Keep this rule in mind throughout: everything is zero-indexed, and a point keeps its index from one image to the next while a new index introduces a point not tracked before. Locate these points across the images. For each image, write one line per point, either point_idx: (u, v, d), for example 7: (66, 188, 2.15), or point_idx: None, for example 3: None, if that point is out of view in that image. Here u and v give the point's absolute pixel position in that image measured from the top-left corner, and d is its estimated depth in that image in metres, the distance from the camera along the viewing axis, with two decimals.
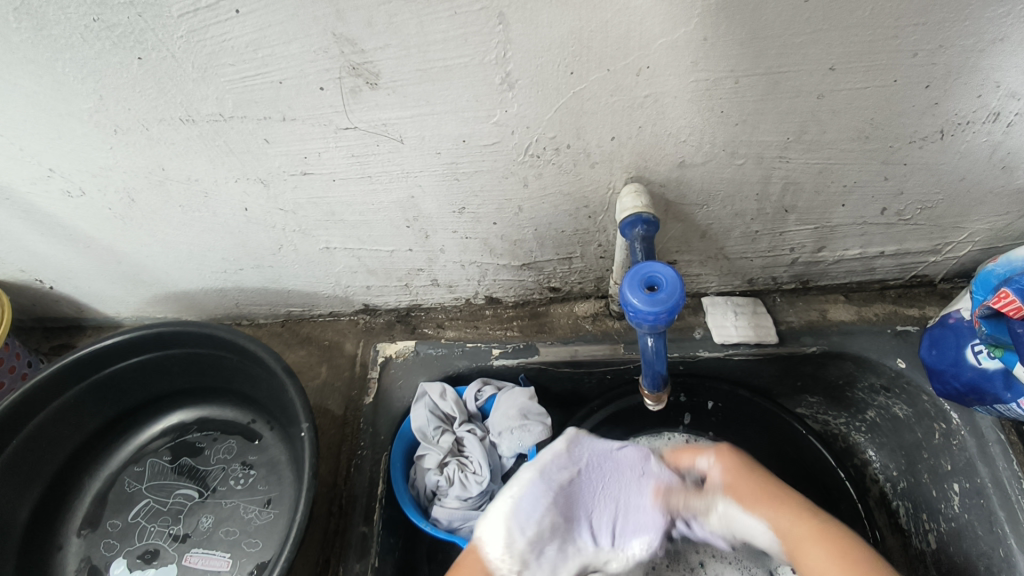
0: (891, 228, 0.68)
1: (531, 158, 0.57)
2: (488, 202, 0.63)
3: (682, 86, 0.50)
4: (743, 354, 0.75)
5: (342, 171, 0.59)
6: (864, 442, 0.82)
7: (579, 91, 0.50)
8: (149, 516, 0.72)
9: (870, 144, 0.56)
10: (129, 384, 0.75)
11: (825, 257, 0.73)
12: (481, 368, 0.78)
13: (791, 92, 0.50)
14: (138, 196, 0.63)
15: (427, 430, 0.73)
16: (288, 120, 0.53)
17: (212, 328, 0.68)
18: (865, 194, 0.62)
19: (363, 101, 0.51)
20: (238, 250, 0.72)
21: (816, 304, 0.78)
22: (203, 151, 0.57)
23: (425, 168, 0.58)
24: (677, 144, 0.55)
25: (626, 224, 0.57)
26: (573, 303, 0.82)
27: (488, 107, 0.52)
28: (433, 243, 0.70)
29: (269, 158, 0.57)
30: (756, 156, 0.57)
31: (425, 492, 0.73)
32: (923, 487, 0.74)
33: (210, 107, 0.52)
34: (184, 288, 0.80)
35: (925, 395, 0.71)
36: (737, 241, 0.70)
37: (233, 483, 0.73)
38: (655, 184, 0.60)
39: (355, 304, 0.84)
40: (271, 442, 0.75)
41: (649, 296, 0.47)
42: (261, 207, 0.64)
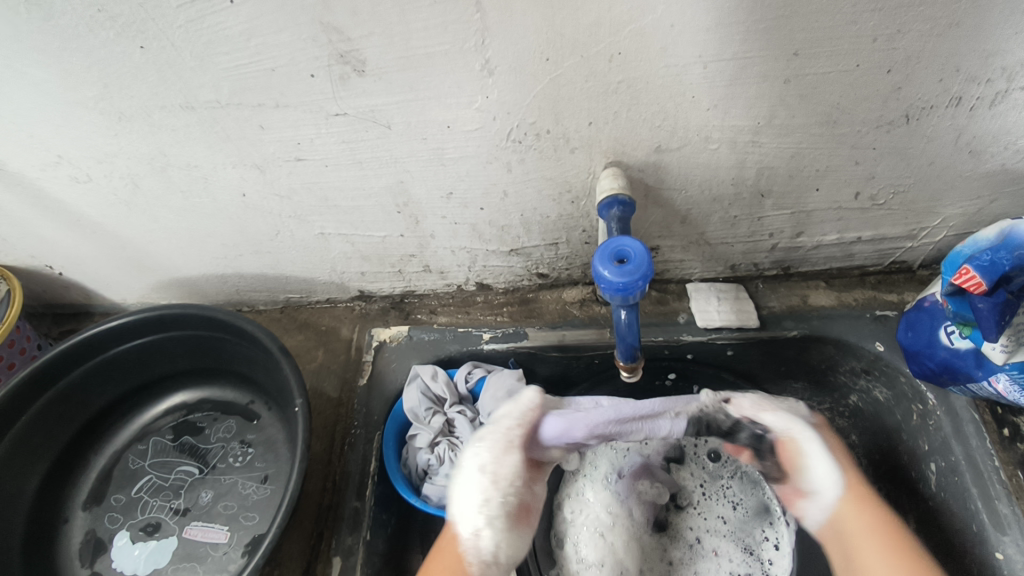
0: (866, 213, 0.69)
1: (513, 144, 0.60)
2: (475, 187, 0.65)
3: (653, 72, 0.52)
4: (725, 338, 0.77)
5: (334, 156, 0.62)
6: (847, 428, 0.83)
7: (555, 78, 0.53)
8: (152, 491, 0.75)
9: (838, 129, 0.58)
10: (133, 365, 0.78)
11: (804, 242, 0.74)
12: (471, 352, 0.81)
13: (758, 76, 0.53)
14: (141, 181, 0.66)
15: (417, 410, 0.77)
16: (281, 107, 0.56)
17: (212, 310, 0.71)
18: (838, 178, 0.64)
19: (352, 88, 0.54)
20: (237, 236, 0.74)
21: (798, 289, 0.80)
22: (202, 137, 0.60)
23: (412, 153, 0.61)
24: (653, 129, 0.58)
25: (604, 206, 0.59)
26: (561, 289, 0.84)
27: (470, 93, 0.54)
28: (424, 228, 0.72)
29: (265, 144, 0.60)
30: (729, 141, 0.59)
31: (416, 471, 0.76)
32: (902, 469, 0.76)
33: (207, 94, 0.55)
34: (187, 274, 0.83)
35: (903, 376, 0.73)
36: (717, 226, 0.71)
37: (231, 460, 0.76)
38: (633, 169, 0.63)
39: (351, 291, 0.86)
40: (269, 422, 0.78)
41: (618, 268, 0.48)
42: (258, 193, 0.67)
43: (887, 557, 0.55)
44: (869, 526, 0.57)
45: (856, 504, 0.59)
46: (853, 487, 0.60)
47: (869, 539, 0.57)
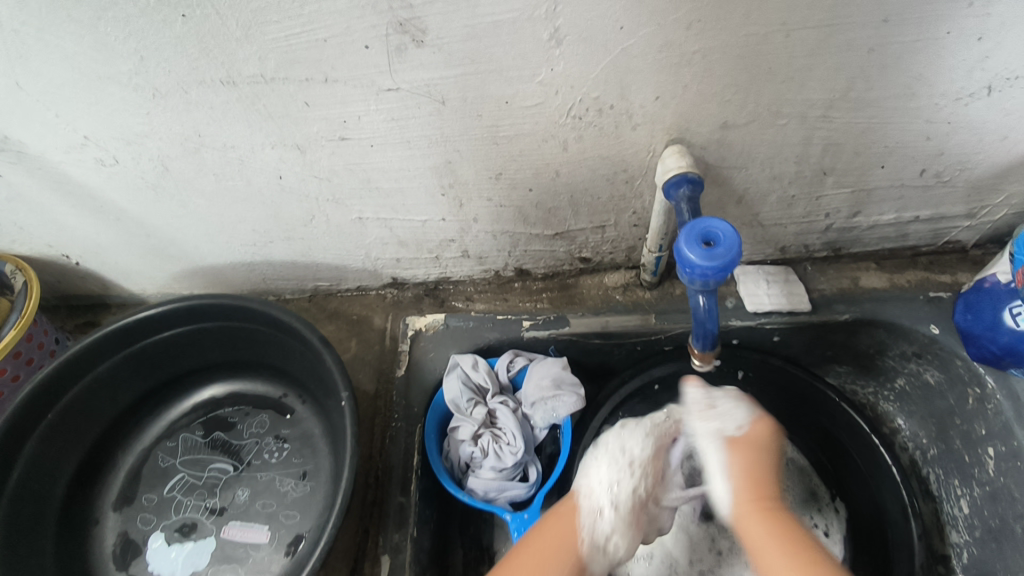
0: (928, 191, 0.67)
1: (573, 120, 0.56)
2: (526, 167, 0.62)
3: (731, 41, 0.49)
4: (775, 323, 0.75)
5: (380, 135, 0.58)
6: (893, 411, 0.83)
7: (626, 48, 0.50)
8: (185, 490, 0.71)
9: (915, 102, 0.55)
10: (160, 359, 0.74)
11: (860, 223, 0.72)
12: (512, 341, 0.78)
13: (841, 46, 0.50)
14: (172, 164, 0.62)
15: (460, 401, 0.74)
16: (330, 81, 0.52)
17: (246, 300, 0.68)
18: (905, 155, 0.62)
19: (408, 60, 0.50)
20: (269, 222, 0.71)
21: (848, 272, 0.78)
22: (241, 116, 0.56)
23: (464, 131, 0.58)
24: (722, 104, 0.55)
25: (671, 185, 0.56)
26: (603, 274, 0.81)
27: (534, 65, 0.51)
28: (467, 212, 0.69)
29: (308, 123, 0.57)
30: (800, 115, 0.56)
31: (459, 464, 0.73)
32: (954, 453, 0.75)
33: (252, 68, 0.51)
34: (212, 263, 0.79)
35: (958, 360, 0.72)
36: (773, 207, 0.69)
37: (267, 456, 0.73)
38: (696, 147, 0.60)
39: (384, 278, 0.82)
40: (304, 416, 0.75)
41: (706, 251, 0.45)
42: (296, 175, 0.63)
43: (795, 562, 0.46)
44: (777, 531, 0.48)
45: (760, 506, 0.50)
46: (754, 493, 0.51)
47: (771, 546, 0.48)
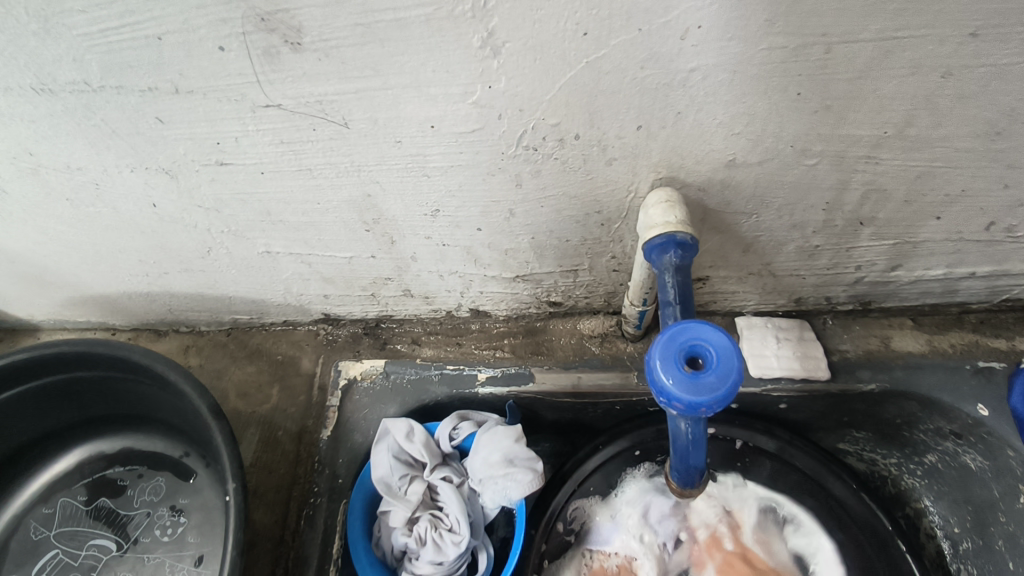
0: (992, 246, 0.52)
1: (525, 151, 0.42)
2: (469, 204, 0.48)
3: (747, 57, 0.34)
4: (784, 391, 0.60)
5: (271, 161, 0.44)
6: (918, 489, 0.69)
7: (594, 61, 0.35)
8: (56, 572, 0.59)
9: (997, 143, 0.40)
10: (31, 410, 0.61)
11: (898, 277, 0.57)
12: (462, 397, 0.65)
13: (905, 67, 0.34)
14: (10, 185, 0.48)
15: (391, 480, 0.60)
16: (183, 93, 0.38)
17: (123, 350, 0.54)
18: (971, 205, 0.46)
19: (284, 68, 0.36)
20: (157, 252, 0.57)
21: (877, 329, 0.63)
22: (77, 132, 0.42)
23: (381, 160, 0.43)
24: (729, 137, 0.40)
25: (653, 247, 0.41)
26: (577, 318, 0.67)
27: (464, 80, 0.36)
28: (402, 250, 0.55)
29: (170, 143, 0.42)
30: (835, 155, 0.41)
31: (393, 556, 0.58)
32: (995, 553, 0.63)
33: (68, 73, 0.36)
34: (103, 292, 0.65)
35: (1010, 450, 0.57)
36: (790, 257, 0.54)
37: (158, 533, 0.60)
38: (692, 188, 0.45)
39: (313, 313, 0.68)
40: (206, 483, 0.62)
41: (691, 377, 0.31)
42: (173, 203, 0.49)
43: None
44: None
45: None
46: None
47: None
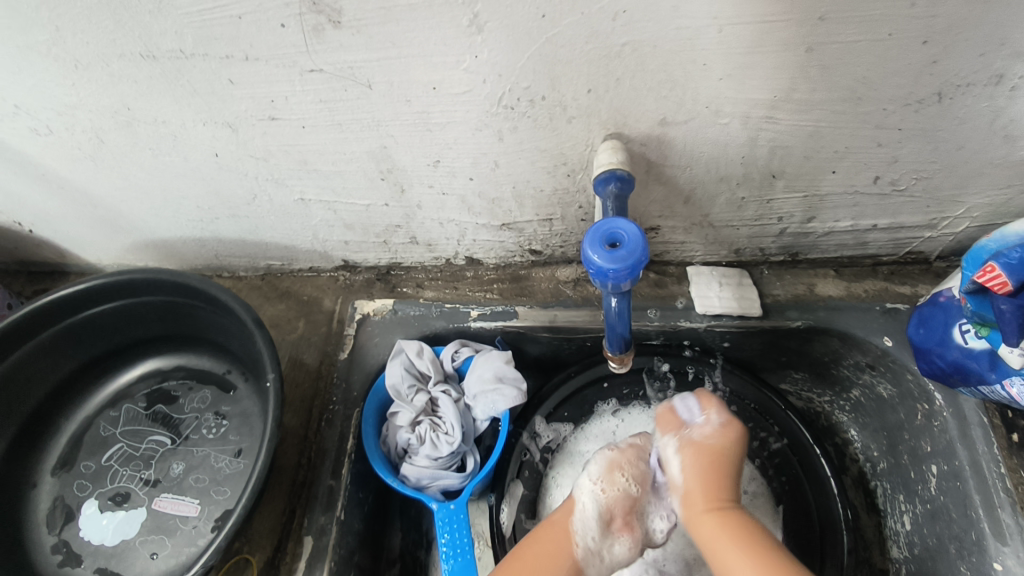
0: (884, 199, 0.65)
1: (505, 110, 0.55)
2: (463, 155, 0.61)
3: (661, 34, 0.47)
4: (725, 326, 0.73)
5: (311, 117, 0.57)
6: (847, 422, 0.81)
7: (551, 38, 0.48)
8: (122, 460, 0.73)
9: (861, 106, 0.53)
10: (105, 328, 0.75)
11: (815, 228, 0.70)
12: (458, 330, 0.77)
13: (777, 44, 0.47)
14: (106, 136, 0.62)
15: (400, 388, 0.73)
16: (251, 59, 0.51)
17: (184, 276, 0.68)
18: (857, 160, 0.59)
19: (327, 41, 0.49)
20: (213, 198, 0.70)
21: (804, 278, 0.75)
22: (167, 91, 0.55)
23: (396, 116, 0.56)
24: (658, 100, 0.53)
25: (600, 180, 0.55)
26: (555, 267, 0.80)
27: (458, 52, 0.49)
28: (410, 198, 0.68)
29: (236, 101, 0.56)
30: (741, 115, 0.54)
31: (396, 449, 0.73)
32: (902, 468, 0.73)
33: (169, 43, 0.50)
34: (162, 237, 0.79)
35: (909, 374, 0.69)
36: (723, 208, 0.67)
37: (205, 432, 0.74)
38: (635, 142, 0.58)
39: (335, 260, 0.82)
40: (245, 394, 0.76)
41: (610, 253, 0.44)
42: (231, 153, 0.63)
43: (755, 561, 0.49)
44: (729, 530, 0.52)
45: (711, 507, 0.54)
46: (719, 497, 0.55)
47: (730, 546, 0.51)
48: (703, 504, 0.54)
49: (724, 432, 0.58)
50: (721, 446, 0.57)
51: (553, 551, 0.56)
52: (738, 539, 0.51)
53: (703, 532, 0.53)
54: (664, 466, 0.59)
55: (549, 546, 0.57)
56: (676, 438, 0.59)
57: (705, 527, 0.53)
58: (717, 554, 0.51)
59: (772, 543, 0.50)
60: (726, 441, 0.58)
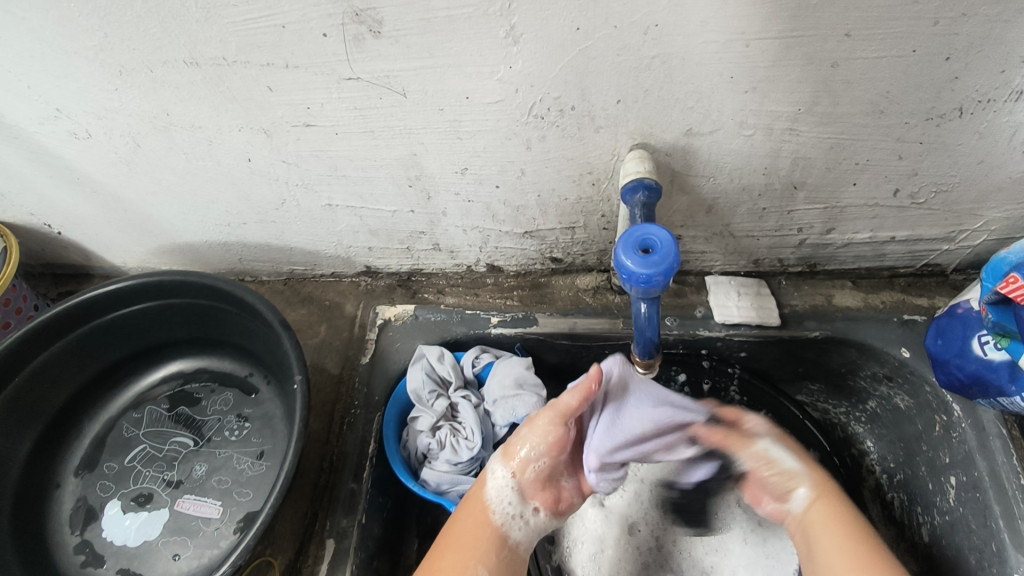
0: (903, 212, 0.66)
1: (535, 119, 0.56)
2: (491, 163, 0.62)
3: (691, 48, 0.48)
4: (744, 335, 0.74)
5: (345, 124, 0.58)
6: (863, 432, 0.82)
7: (584, 50, 0.49)
8: (145, 461, 0.74)
9: (884, 120, 0.54)
10: (131, 330, 0.76)
11: (834, 239, 0.71)
12: (479, 336, 0.78)
13: (804, 59, 0.49)
14: (143, 141, 0.63)
15: (422, 392, 0.74)
16: (291, 67, 0.52)
17: (212, 279, 0.69)
18: (877, 173, 0.60)
19: (366, 50, 0.50)
20: (242, 203, 0.72)
21: (822, 288, 0.76)
22: (205, 97, 0.57)
23: (427, 124, 0.58)
24: (685, 111, 0.54)
25: (628, 189, 0.56)
26: (575, 275, 0.81)
27: (492, 62, 0.51)
28: (435, 205, 0.69)
29: (272, 107, 0.57)
30: (765, 127, 0.56)
31: (416, 454, 0.73)
32: (920, 480, 0.73)
33: (213, 50, 0.52)
34: (189, 240, 0.80)
35: (928, 386, 0.69)
36: (744, 218, 0.68)
37: (227, 434, 0.74)
38: (661, 153, 0.59)
39: (357, 266, 0.84)
40: (267, 397, 0.76)
41: (642, 258, 0.45)
42: (264, 158, 0.64)
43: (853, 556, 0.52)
44: (843, 524, 0.55)
45: (806, 511, 0.57)
46: (819, 496, 0.58)
47: (847, 540, 0.53)
48: (829, 497, 0.57)
49: (799, 447, 0.63)
50: (804, 452, 0.62)
51: (475, 528, 0.55)
52: (852, 535, 0.53)
53: (827, 536, 0.54)
54: (784, 495, 0.59)
55: (472, 524, 0.56)
56: (747, 450, 0.62)
57: (821, 526, 0.55)
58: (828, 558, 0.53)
59: (873, 537, 0.53)
60: (807, 454, 0.62)
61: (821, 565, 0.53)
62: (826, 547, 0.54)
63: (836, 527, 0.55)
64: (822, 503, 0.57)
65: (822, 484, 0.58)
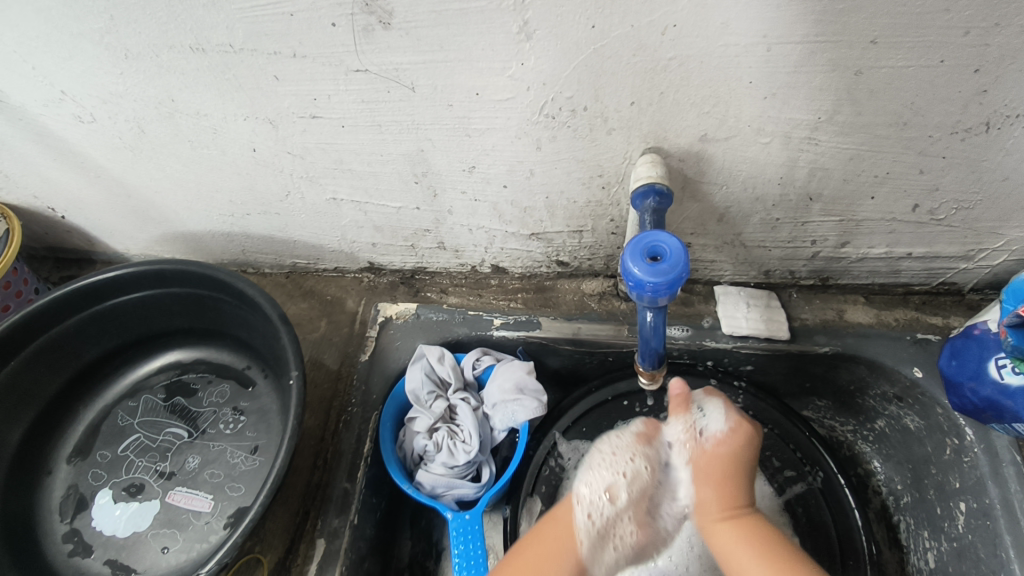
0: (921, 227, 0.64)
1: (545, 119, 0.55)
2: (499, 163, 0.61)
3: (709, 51, 0.47)
4: (751, 348, 0.72)
5: (352, 116, 0.57)
6: (870, 452, 0.79)
7: (599, 49, 0.48)
8: (138, 451, 0.73)
9: (906, 132, 0.52)
10: (130, 318, 0.76)
11: (848, 253, 0.69)
12: (480, 337, 0.77)
13: (826, 66, 0.47)
14: (148, 127, 0.62)
15: (420, 393, 0.72)
16: (298, 56, 0.51)
17: (212, 270, 0.68)
18: (897, 186, 0.59)
19: (376, 42, 0.49)
20: (246, 194, 0.71)
21: (834, 303, 0.74)
22: (211, 84, 0.56)
23: (435, 120, 0.57)
24: (700, 115, 0.53)
25: (638, 194, 0.55)
26: (581, 280, 0.79)
27: (504, 58, 0.49)
28: (441, 203, 0.68)
29: (279, 97, 0.56)
30: (783, 135, 0.54)
31: (412, 456, 0.72)
32: (928, 503, 0.71)
33: (220, 37, 0.50)
34: (192, 229, 0.79)
35: (939, 408, 0.67)
36: (756, 228, 0.66)
37: (222, 427, 0.73)
38: (673, 157, 0.58)
39: (360, 261, 0.83)
40: (264, 390, 0.75)
41: (651, 266, 0.44)
42: (269, 149, 0.63)
43: (766, 559, 0.48)
44: (748, 535, 0.50)
45: (725, 516, 0.52)
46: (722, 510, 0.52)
47: (749, 555, 0.49)
48: (719, 509, 0.52)
49: (735, 434, 0.55)
50: (743, 435, 0.55)
51: (553, 553, 0.51)
52: (753, 542, 0.50)
53: (719, 541, 0.51)
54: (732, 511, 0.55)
55: (553, 547, 0.52)
56: (679, 447, 0.56)
57: (722, 536, 0.51)
58: (730, 557, 0.50)
59: (796, 553, 0.49)
60: (738, 444, 0.54)
61: (723, 566, 0.51)
62: (728, 558, 0.50)
63: (737, 536, 0.50)
64: (749, 518, 0.52)
65: (715, 479, 0.53)
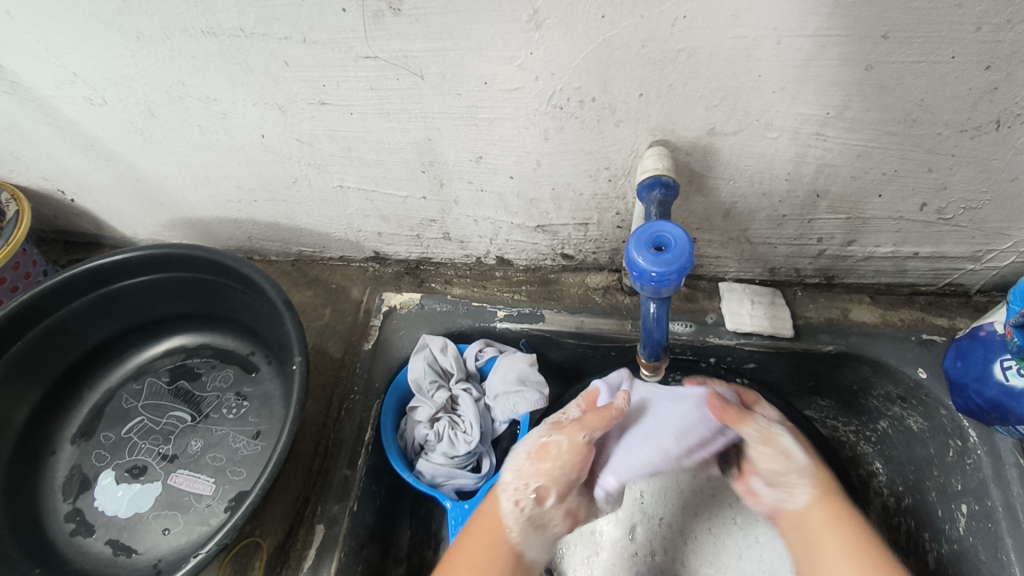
0: (929, 227, 0.64)
1: (553, 109, 0.55)
2: (507, 153, 0.61)
3: (719, 42, 0.47)
4: (754, 344, 0.72)
5: (360, 104, 0.57)
6: (872, 453, 0.79)
7: (608, 39, 0.48)
8: (141, 433, 0.73)
9: (915, 129, 0.52)
10: (136, 301, 0.76)
11: (854, 252, 0.69)
12: (483, 329, 0.77)
13: (836, 60, 0.47)
14: (158, 110, 0.63)
15: (422, 382, 0.73)
16: (308, 42, 0.51)
17: (218, 255, 0.68)
18: (905, 185, 0.58)
19: (385, 28, 0.49)
20: (253, 180, 0.71)
21: (839, 302, 0.74)
22: (222, 68, 0.56)
23: (444, 109, 0.57)
24: (708, 109, 0.53)
25: (644, 186, 0.55)
26: (585, 273, 0.79)
27: (513, 47, 0.49)
28: (448, 193, 0.68)
29: (288, 83, 0.56)
30: (791, 130, 0.54)
31: (413, 445, 0.72)
32: (929, 505, 0.71)
33: (231, 20, 0.51)
34: (199, 215, 0.80)
35: (943, 410, 0.67)
36: (763, 224, 0.66)
37: (225, 411, 0.74)
38: (681, 151, 0.57)
39: (366, 251, 0.83)
40: (267, 376, 0.76)
41: (655, 256, 0.44)
42: (277, 135, 0.63)
43: (860, 559, 0.49)
44: (840, 528, 0.52)
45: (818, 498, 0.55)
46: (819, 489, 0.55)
47: (838, 550, 0.50)
48: (821, 490, 0.55)
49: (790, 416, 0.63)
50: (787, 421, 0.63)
51: (490, 544, 0.52)
52: (848, 538, 0.51)
53: (818, 533, 0.52)
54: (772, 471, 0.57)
55: (486, 538, 0.53)
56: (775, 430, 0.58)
57: (818, 522, 0.53)
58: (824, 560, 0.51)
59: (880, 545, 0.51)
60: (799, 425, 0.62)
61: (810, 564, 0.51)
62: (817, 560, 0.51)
63: (833, 527, 0.52)
64: (836, 506, 0.54)
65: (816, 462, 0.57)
